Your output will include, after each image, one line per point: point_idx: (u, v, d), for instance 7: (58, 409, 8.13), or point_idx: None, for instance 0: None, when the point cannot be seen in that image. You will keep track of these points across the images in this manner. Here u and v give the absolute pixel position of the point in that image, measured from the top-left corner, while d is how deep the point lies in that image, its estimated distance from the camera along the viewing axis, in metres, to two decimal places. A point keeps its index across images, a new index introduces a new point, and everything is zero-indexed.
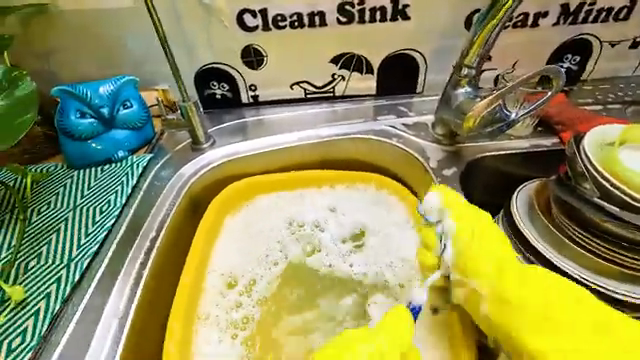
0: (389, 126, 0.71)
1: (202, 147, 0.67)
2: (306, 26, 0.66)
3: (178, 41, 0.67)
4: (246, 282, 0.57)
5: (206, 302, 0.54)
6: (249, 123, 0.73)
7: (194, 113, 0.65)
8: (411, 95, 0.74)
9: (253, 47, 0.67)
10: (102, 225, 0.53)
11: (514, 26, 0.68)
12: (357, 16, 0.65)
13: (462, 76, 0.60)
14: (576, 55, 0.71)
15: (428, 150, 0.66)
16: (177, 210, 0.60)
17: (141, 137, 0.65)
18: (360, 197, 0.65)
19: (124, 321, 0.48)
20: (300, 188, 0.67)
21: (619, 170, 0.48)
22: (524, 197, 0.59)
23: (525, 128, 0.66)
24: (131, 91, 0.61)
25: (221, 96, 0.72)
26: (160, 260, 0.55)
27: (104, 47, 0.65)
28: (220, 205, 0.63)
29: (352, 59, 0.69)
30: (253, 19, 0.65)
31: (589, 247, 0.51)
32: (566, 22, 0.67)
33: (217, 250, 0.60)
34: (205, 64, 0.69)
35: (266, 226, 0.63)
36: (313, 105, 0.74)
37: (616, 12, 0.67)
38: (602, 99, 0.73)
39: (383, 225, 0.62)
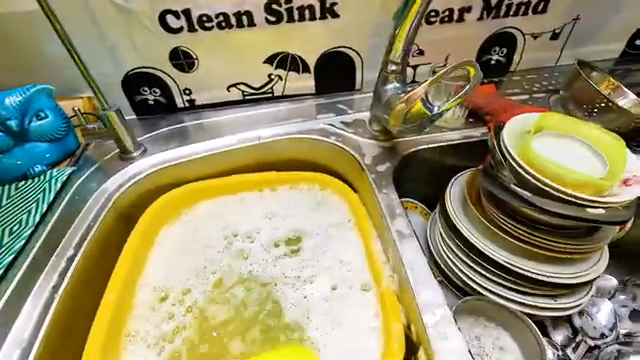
0: (328, 125, 0.70)
1: (131, 156, 0.64)
2: (234, 27, 0.64)
3: (97, 45, 0.63)
4: (179, 293, 0.55)
5: (136, 316, 0.52)
6: (188, 128, 0.70)
7: (118, 121, 0.61)
8: (350, 93, 0.74)
9: (181, 49, 0.65)
10: (11, 248, 0.50)
11: (441, 22, 0.69)
12: (285, 15, 0.64)
13: (390, 72, 0.61)
14: (503, 48, 0.74)
15: (364, 146, 0.67)
16: (104, 223, 0.57)
17: (62, 149, 0.61)
18: (302, 197, 0.65)
19: (29, 350, 0.44)
20: (240, 192, 0.65)
21: (534, 160, 0.50)
22: (457, 189, 0.60)
23: (456, 120, 0.68)
24: (44, 100, 0.57)
25: (154, 101, 0.69)
26: (79, 280, 0.51)
27: (13, 54, 0.60)
28: (153, 216, 0.60)
29: (286, 58, 0.68)
30: (177, 20, 0.62)
31: (516, 235, 0.53)
32: (490, 17, 0.70)
33: (151, 262, 0.57)
34: (132, 68, 0.66)
35: (207, 234, 0.61)
36: (252, 106, 0.73)
37: (534, 6, 0.70)
38: (528, 89, 0.77)
39: (323, 229, 0.61)
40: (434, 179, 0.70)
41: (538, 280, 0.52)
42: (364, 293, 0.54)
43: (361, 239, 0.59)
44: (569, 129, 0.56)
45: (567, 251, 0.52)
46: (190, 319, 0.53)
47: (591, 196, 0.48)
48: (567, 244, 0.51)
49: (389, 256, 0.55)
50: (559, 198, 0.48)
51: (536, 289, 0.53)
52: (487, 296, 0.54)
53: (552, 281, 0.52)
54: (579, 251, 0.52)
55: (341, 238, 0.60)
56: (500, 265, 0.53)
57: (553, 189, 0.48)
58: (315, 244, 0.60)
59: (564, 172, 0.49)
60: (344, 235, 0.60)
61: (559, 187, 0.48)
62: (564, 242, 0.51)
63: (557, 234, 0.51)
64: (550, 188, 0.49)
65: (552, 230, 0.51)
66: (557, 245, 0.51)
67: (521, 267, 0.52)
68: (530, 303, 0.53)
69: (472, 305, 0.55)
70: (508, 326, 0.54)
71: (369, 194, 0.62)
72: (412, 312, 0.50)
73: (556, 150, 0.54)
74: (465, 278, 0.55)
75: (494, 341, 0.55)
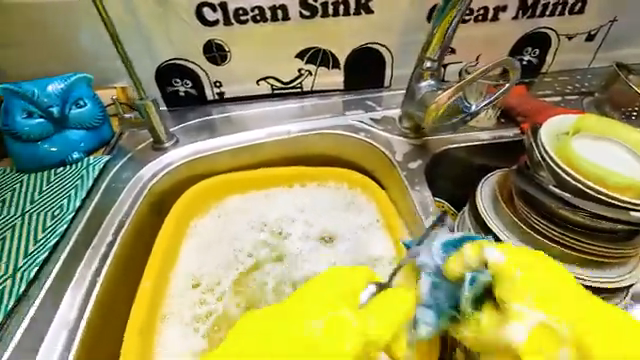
0: (356, 121, 0.70)
1: (164, 146, 0.65)
2: (269, 21, 0.64)
3: (133, 36, 0.64)
4: (212, 281, 0.55)
5: (171, 303, 0.53)
6: (216, 120, 0.71)
7: (154, 111, 0.62)
8: (379, 90, 0.74)
9: (215, 42, 0.65)
10: (53, 231, 0.51)
11: (475, 20, 0.68)
12: (320, 11, 0.64)
13: (425, 69, 0.60)
14: (536, 48, 0.73)
15: (395, 143, 0.67)
16: (139, 211, 0.58)
17: (98, 138, 0.62)
18: (331, 193, 0.65)
19: (75, 331, 0.45)
20: (270, 185, 0.66)
21: (574, 161, 0.50)
22: (488, 189, 0.60)
23: (487, 120, 0.67)
24: (83, 89, 0.58)
25: (185, 93, 0.70)
26: (117, 266, 0.52)
27: (55, 42, 0.61)
28: (185, 206, 0.62)
29: (317, 53, 0.68)
30: (213, 13, 0.62)
31: (551, 237, 0.52)
32: (525, 16, 0.69)
33: (183, 251, 0.58)
34: (166, 60, 0.66)
35: (237, 226, 0.61)
36: (281, 101, 0.73)
37: (571, 6, 0.69)
38: (560, 91, 0.76)
39: (352, 225, 0.62)
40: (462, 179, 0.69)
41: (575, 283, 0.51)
42: None
43: (390, 236, 0.59)
44: (607, 131, 0.55)
45: (605, 254, 0.51)
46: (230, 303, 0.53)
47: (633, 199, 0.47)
48: (604, 247, 0.50)
49: None
50: (601, 201, 0.47)
51: None
52: None
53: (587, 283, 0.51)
54: (617, 254, 0.51)
55: (370, 235, 0.60)
56: None
57: (595, 192, 0.47)
58: (344, 238, 0.60)
59: (606, 174, 0.48)
60: (373, 233, 0.60)
61: (601, 189, 0.47)
62: (600, 245, 0.50)
63: (594, 237, 0.50)
64: (592, 190, 0.47)
65: (589, 233, 0.50)
66: (593, 247, 0.51)
67: None
68: None
69: None
70: None
71: (400, 191, 0.62)
72: None
73: (595, 152, 0.53)
74: None
75: None
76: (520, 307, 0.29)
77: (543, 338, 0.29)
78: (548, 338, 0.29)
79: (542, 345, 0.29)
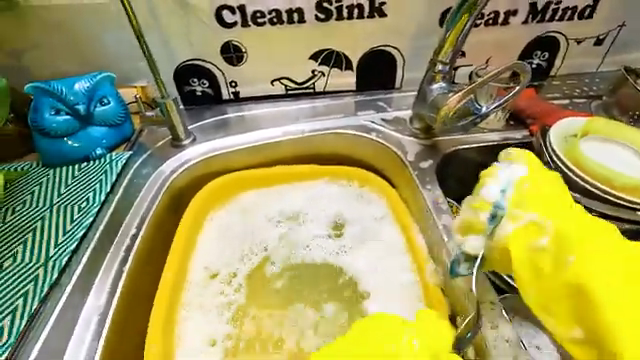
0: (368, 122, 0.72)
1: (182, 143, 0.67)
2: (285, 23, 0.66)
3: (155, 37, 0.66)
4: (230, 271, 0.58)
5: (190, 293, 0.55)
6: (230, 119, 0.73)
7: (174, 109, 0.64)
8: (389, 91, 0.76)
9: (232, 43, 0.67)
10: (81, 223, 0.54)
11: (486, 24, 0.70)
12: (335, 14, 0.66)
13: (437, 72, 0.62)
14: (545, 52, 0.75)
15: (406, 143, 0.68)
16: (159, 205, 0.61)
17: (119, 135, 0.64)
18: (343, 190, 0.67)
19: (104, 317, 0.48)
20: (283, 183, 0.68)
21: (582, 162, 0.51)
22: None
23: (497, 122, 0.69)
24: (108, 88, 0.61)
25: (202, 92, 0.72)
26: (140, 256, 0.55)
27: (80, 43, 0.64)
28: (203, 201, 0.64)
29: (331, 55, 0.70)
30: (232, 15, 0.64)
31: None
32: (535, 21, 0.70)
33: (200, 245, 0.60)
34: (184, 60, 0.69)
35: (253, 221, 0.63)
36: (295, 101, 0.75)
37: (580, 11, 0.70)
38: (569, 94, 0.76)
39: (363, 222, 0.63)
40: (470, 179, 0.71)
41: None
42: (405, 284, 0.55)
43: (401, 233, 0.61)
44: (614, 134, 0.56)
45: None
46: (247, 294, 0.56)
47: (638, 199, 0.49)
48: None
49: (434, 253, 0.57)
50: (606, 200, 0.49)
51: None
52: None
53: None
54: None
55: (381, 231, 0.62)
56: None
57: (601, 191, 0.49)
58: (356, 234, 0.62)
59: (613, 175, 0.50)
60: (384, 229, 0.62)
61: (606, 189, 0.49)
62: None
63: None
64: (599, 190, 0.49)
65: None
66: None
67: None
68: None
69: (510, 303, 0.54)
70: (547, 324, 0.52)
71: (411, 190, 0.64)
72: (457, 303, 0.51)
73: (603, 154, 0.55)
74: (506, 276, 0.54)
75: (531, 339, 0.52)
76: (516, 210, 0.39)
77: (532, 229, 0.38)
78: (530, 233, 0.38)
79: (529, 232, 0.38)
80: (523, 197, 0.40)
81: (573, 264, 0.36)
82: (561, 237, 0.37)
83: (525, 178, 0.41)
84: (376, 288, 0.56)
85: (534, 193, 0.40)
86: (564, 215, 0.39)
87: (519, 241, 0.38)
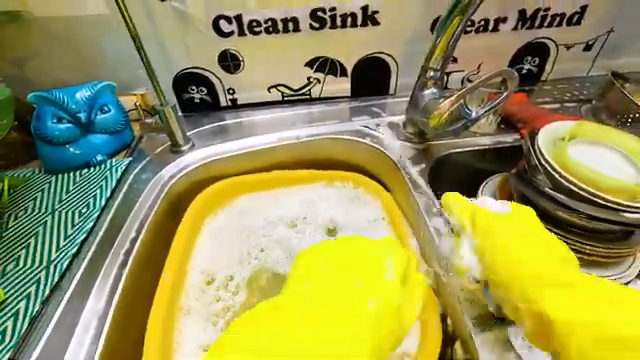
0: (363, 127, 0.74)
1: (181, 149, 0.69)
2: (280, 32, 0.68)
3: (155, 47, 0.68)
4: (227, 274, 0.59)
5: (188, 296, 0.57)
6: (228, 125, 0.75)
7: (172, 117, 0.66)
8: (383, 97, 0.78)
9: (230, 51, 0.69)
10: (82, 227, 0.55)
11: (476, 31, 0.72)
12: (329, 22, 0.68)
13: (428, 78, 0.64)
14: (535, 57, 0.76)
15: (399, 147, 0.70)
16: (158, 210, 0.62)
17: (119, 142, 0.66)
18: (338, 194, 0.68)
19: (104, 319, 0.49)
20: (279, 188, 0.69)
21: (569, 164, 0.53)
22: (489, 193, 0.63)
23: (488, 126, 0.70)
24: (108, 96, 0.63)
25: (200, 99, 0.74)
26: (139, 260, 0.56)
27: (81, 52, 0.66)
28: (201, 206, 0.65)
29: (326, 62, 0.72)
30: (229, 25, 0.66)
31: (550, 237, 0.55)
32: (524, 27, 0.72)
33: (198, 249, 0.61)
34: (183, 68, 0.70)
35: (249, 225, 0.65)
36: (291, 107, 0.76)
37: (568, 18, 0.72)
38: (559, 98, 0.78)
39: (358, 224, 0.64)
40: (463, 182, 0.72)
41: None
42: None
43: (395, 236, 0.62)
44: (603, 137, 0.58)
45: (603, 254, 0.53)
46: (242, 298, 0.57)
47: (623, 201, 0.50)
48: (600, 247, 0.53)
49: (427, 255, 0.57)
50: (592, 200, 0.50)
51: None
52: None
53: None
54: (613, 254, 0.54)
55: (375, 233, 0.63)
56: None
57: (586, 192, 0.50)
58: None
59: (599, 177, 0.51)
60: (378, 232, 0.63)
61: (593, 190, 0.50)
62: (594, 245, 0.53)
63: (590, 237, 0.53)
64: (585, 192, 0.51)
65: (586, 233, 0.53)
66: (588, 247, 0.53)
67: None
68: None
69: None
70: None
71: (404, 194, 0.65)
72: (449, 305, 0.52)
73: (591, 157, 0.56)
74: None
75: None
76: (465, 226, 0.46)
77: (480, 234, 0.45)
78: (484, 238, 0.44)
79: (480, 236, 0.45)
80: (492, 261, 0.43)
81: (501, 254, 0.43)
82: (507, 251, 0.43)
83: (481, 217, 0.46)
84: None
85: (495, 237, 0.44)
86: (525, 249, 0.43)
87: (486, 249, 0.44)
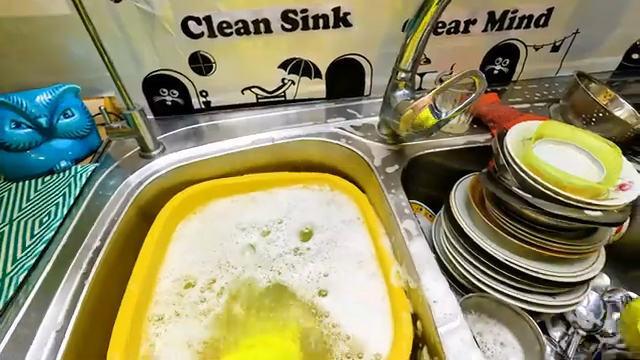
0: (338, 128, 0.73)
1: (151, 154, 0.67)
2: (252, 33, 0.67)
3: (120, 49, 0.66)
4: (200, 278, 0.58)
5: (158, 304, 0.55)
6: (202, 128, 0.73)
7: (141, 120, 0.64)
8: (359, 98, 0.78)
9: (200, 53, 0.68)
10: (41, 238, 0.53)
11: (448, 32, 0.72)
12: (300, 24, 0.67)
13: (400, 80, 0.64)
14: (506, 58, 0.78)
15: (373, 148, 0.70)
16: (126, 217, 0.60)
17: (86, 146, 0.64)
18: (312, 196, 0.68)
19: (62, 333, 0.47)
20: (251, 191, 0.68)
21: (534, 163, 0.54)
22: (461, 192, 0.64)
23: (462, 126, 0.71)
24: (71, 99, 0.61)
25: (172, 102, 0.73)
26: (103, 270, 0.54)
27: (42, 54, 0.63)
28: (170, 213, 0.63)
29: (299, 64, 0.72)
30: (198, 26, 0.65)
31: (518, 235, 0.56)
32: (494, 29, 0.73)
33: (169, 256, 0.60)
34: (152, 71, 0.69)
35: (224, 229, 0.64)
36: (265, 109, 0.76)
37: (536, 19, 0.73)
38: (530, 98, 0.80)
39: (333, 227, 0.64)
40: (437, 183, 0.73)
41: (538, 279, 0.55)
42: (373, 289, 0.56)
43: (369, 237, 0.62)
44: (568, 137, 0.59)
45: (570, 251, 0.55)
46: (214, 307, 0.56)
47: (587, 199, 0.51)
48: (567, 245, 0.54)
49: (399, 256, 0.58)
50: (556, 200, 0.52)
51: (534, 286, 0.56)
52: (487, 293, 0.57)
53: (552, 278, 0.55)
54: (579, 251, 0.55)
55: (349, 234, 0.63)
56: (498, 263, 0.57)
57: (552, 192, 0.52)
58: (322, 238, 0.63)
59: (564, 177, 0.52)
60: (352, 232, 0.63)
61: (558, 189, 0.52)
62: (560, 242, 0.54)
63: (554, 235, 0.54)
64: (552, 192, 0.52)
65: (552, 231, 0.55)
66: (555, 245, 0.54)
67: (520, 265, 0.55)
68: (529, 300, 0.56)
69: (476, 302, 0.57)
70: (509, 322, 0.57)
71: (378, 194, 0.66)
72: (419, 303, 0.52)
73: (557, 156, 0.57)
74: (469, 276, 0.58)
75: (496, 337, 0.57)
76: None
77: None
78: None
79: None
80: None
81: None
82: None
83: None
84: (342, 290, 0.57)
85: None
86: None
87: None
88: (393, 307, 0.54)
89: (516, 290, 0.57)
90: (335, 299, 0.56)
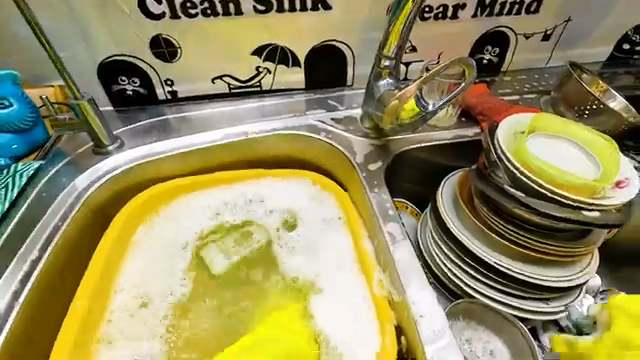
0: (317, 121, 0.67)
1: (106, 150, 0.60)
2: (221, 15, 0.60)
3: (68, 31, 0.58)
4: (161, 283, 0.52)
5: (111, 320, 0.49)
6: (167, 121, 0.66)
7: (92, 110, 0.56)
8: (341, 88, 0.72)
9: (162, 37, 0.60)
10: None
11: (435, 18, 0.67)
12: (275, 5, 0.60)
13: (383, 68, 0.59)
14: (495, 47, 0.73)
15: (355, 143, 0.65)
16: (75, 222, 0.54)
17: (30, 141, 0.58)
18: (289, 194, 0.62)
19: None
20: (219, 190, 0.61)
21: (528, 159, 0.49)
22: (449, 189, 0.59)
23: (449, 119, 0.67)
24: (8, 87, 0.53)
25: (133, 92, 0.65)
26: (39, 290, 0.48)
27: None
28: (128, 216, 0.56)
29: (274, 50, 0.65)
30: (158, 5, 0.57)
31: (509, 237, 0.52)
32: (484, 15, 0.68)
33: (126, 264, 0.54)
34: (107, 56, 0.61)
35: (191, 233, 0.57)
36: (239, 100, 0.69)
37: (527, 5, 0.69)
38: (519, 90, 0.76)
39: (313, 227, 0.58)
40: (423, 179, 0.69)
41: (530, 283, 0.51)
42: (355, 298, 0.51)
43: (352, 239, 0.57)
44: (562, 131, 0.55)
45: (563, 253, 0.51)
46: (175, 322, 0.49)
47: (584, 198, 0.47)
48: (560, 247, 0.51)
49: (383, 262, 0.53)
50: (552, 199, 0.48)
51: (526, 292, 0.52)
52: (476, 298, 0.54)
53: (544, 283, 0.51)
54: (573, 253, 0.52)
55: (330, 235, 0.57)
56: (488, 266, 0.53)
57: (548, 191, 0.48)
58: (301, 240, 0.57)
59: (560, 174, 0.48)
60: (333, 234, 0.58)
61: (554, 187, 0.48)
62: (554, 244, 0.51)
63: (548, 236, 0.51)
64: (547, 190, 0.48)
65: (545, 232, 0.51)
66: (548, 248, 0.51)
67: (510, 270, 0.52)
68: (520, 305, 0.53)
69: (464, 307, 0.53)
70: (498, 329, 0.53)
71: (360, 193, 0.60)
72: (404, 317, 0.48)
73: (550, 151, 0.53)
74: (457, 281, 0.54)
75: (485, 344, 0.54)
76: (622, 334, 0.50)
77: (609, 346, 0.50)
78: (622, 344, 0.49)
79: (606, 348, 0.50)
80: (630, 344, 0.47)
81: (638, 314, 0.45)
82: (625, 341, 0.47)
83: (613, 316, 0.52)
84: (321, 300, 0.51)
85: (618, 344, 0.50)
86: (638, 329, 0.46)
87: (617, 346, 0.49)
88: (375, 319, 0.49)
89: (506, 295, 0.53)
90: (313, 309, 0.50)
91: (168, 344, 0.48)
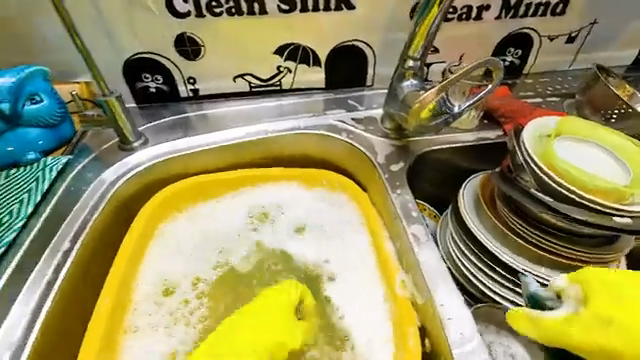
0: (337, 121, 0.67)
1: (131, 146, 0.61)
2: (245, 14, 0.60)
3: (96, 29, 0.59)
4: (185, 276, 0.53)
5: (136, 314, 0.50)
6: (190, 118, 0.67)
7: (119, 107, 0.58)
8: (362, 89, 0.72)
9: (187, 35, 0.61)
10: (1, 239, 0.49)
11: (459, 19, 0.67)
12: (299, 4, 0.61)
13: (407, 69, 0.59)
14: (518, 49, 0.72)
15: (376, 144, 0.65)
16: (102, 216, 0.55)
17: (57, 136, 0.58)
18: (310, 193, 0.62)
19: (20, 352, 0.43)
20: (241, 188, 0.62)
21: (556, 163, 0.49)
22: (470, 191, 0.59)
23: (471, 121, 0.66)
24: (40, 83, 0.55)
25: (156, 89, 0.66)
26: (69, 284, 0.49)
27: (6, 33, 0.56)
28: (152, 212, 0.57)
29: (297, 50, 0.65)
30: (184, 4, 0.58)
31: (533, 242, 0.51)
32: (508, 16, 0.68)
33: (150, 259, 0.54)
34: (133, 53, 0.62)
35: (211, 230, 0.57)
36: (260, 99, 0.69)
37: (552, 7, 0.68)
38: (542, 92, 0.75)
39: (333, 227, 0.58)
40: (443, 181, 0.68)
41: None
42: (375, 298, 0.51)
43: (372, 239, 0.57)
44: (588, 134, 0.55)
45: (588, 259, 0.51)
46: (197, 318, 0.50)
47: (613, 204, 0.46)
48: (584, 253, 0.50)
49: (405, 262, 0.53)
50: (580, 204, 0.47)
51: None
52: (498, 302, 0.53)
53: None
54: (598, 259, 0.51)
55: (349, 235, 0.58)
56: (511, 270, 0.52)
57: (576, 196, 0.47)
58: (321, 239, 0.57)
59: (589, 179, 0.47)
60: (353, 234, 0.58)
61: (582, 193, 0.47)
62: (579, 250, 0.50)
63: (574, 241, 0.50)
64: (576, 195, 0.47)
65: (571, 238, 0.50)
66: (573, 253, 0.50)
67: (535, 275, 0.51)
68: None
69: (486, 310, 0.53)
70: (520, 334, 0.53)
71: (381, 193, 0.60)
72: (429, 317, 0.48)
73: (577, 155, 0.53)
74: (479, 284, 0.54)
75: (507, 349, 0.53)
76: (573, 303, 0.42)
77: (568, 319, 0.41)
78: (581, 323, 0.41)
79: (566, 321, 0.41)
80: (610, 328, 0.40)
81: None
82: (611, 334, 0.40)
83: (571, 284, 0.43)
84: (343, 298, 0.52)
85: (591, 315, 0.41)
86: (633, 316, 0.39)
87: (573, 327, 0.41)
88: (398, 321, 0.49)
89: None
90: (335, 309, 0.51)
91: (191, 339, 0.48)
